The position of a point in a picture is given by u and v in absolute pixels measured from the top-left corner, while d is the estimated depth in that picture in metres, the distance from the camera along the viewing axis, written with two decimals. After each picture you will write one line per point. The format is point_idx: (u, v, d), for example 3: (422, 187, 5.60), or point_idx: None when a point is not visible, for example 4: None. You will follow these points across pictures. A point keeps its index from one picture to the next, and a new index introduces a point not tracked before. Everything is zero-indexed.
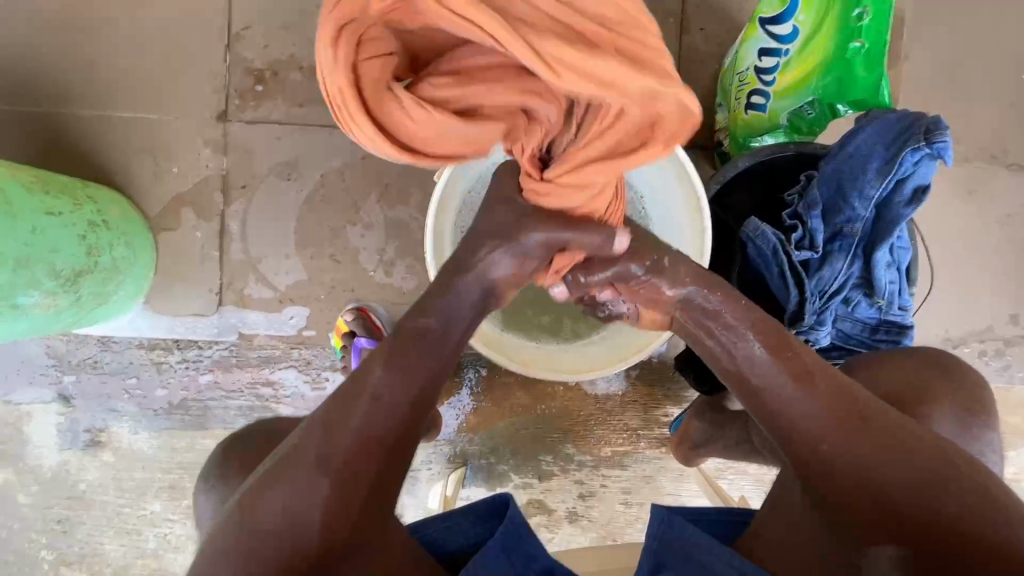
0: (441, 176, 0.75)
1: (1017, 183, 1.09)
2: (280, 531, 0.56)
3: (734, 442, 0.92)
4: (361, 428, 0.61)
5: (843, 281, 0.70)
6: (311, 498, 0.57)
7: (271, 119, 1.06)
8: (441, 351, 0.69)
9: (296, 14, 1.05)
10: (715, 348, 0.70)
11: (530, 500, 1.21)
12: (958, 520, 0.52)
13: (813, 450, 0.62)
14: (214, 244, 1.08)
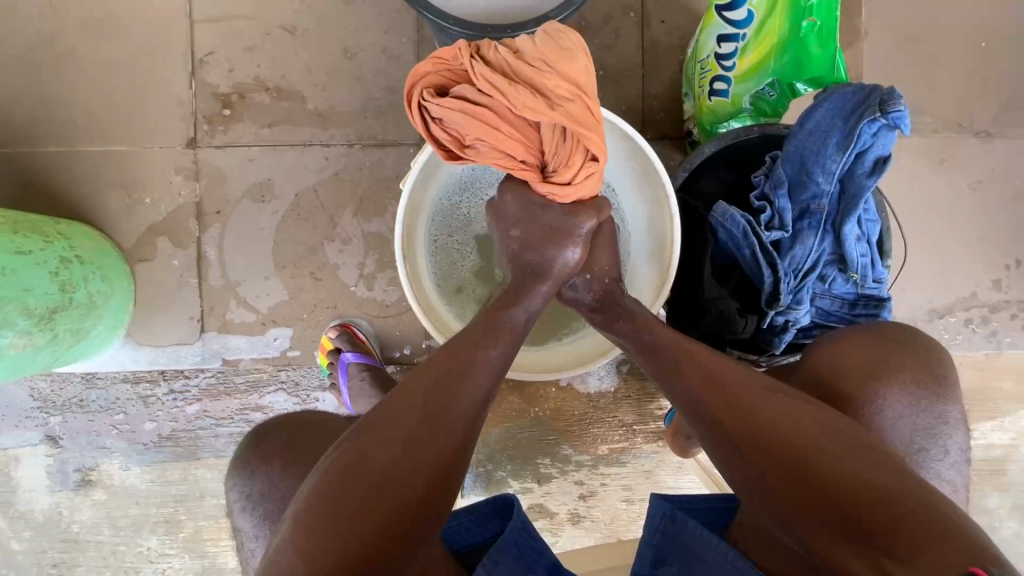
0: (402, 190, 0.73)
1: (986, 150, 1.10)
2: (361, 511, 0.57)
3: None
4: (454, 407, 0.64)
5: (818, 257, 0.70)
6: (407, 466, 0.60)
7: (242, 142, 1.06)
8: (518, 338, 0.72)
9: (258, 36, 1.05)
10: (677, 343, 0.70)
11: (531, 505, 1.20)
12: (883, 518, 0.52)
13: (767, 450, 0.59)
14: (192, 272, 1.07)
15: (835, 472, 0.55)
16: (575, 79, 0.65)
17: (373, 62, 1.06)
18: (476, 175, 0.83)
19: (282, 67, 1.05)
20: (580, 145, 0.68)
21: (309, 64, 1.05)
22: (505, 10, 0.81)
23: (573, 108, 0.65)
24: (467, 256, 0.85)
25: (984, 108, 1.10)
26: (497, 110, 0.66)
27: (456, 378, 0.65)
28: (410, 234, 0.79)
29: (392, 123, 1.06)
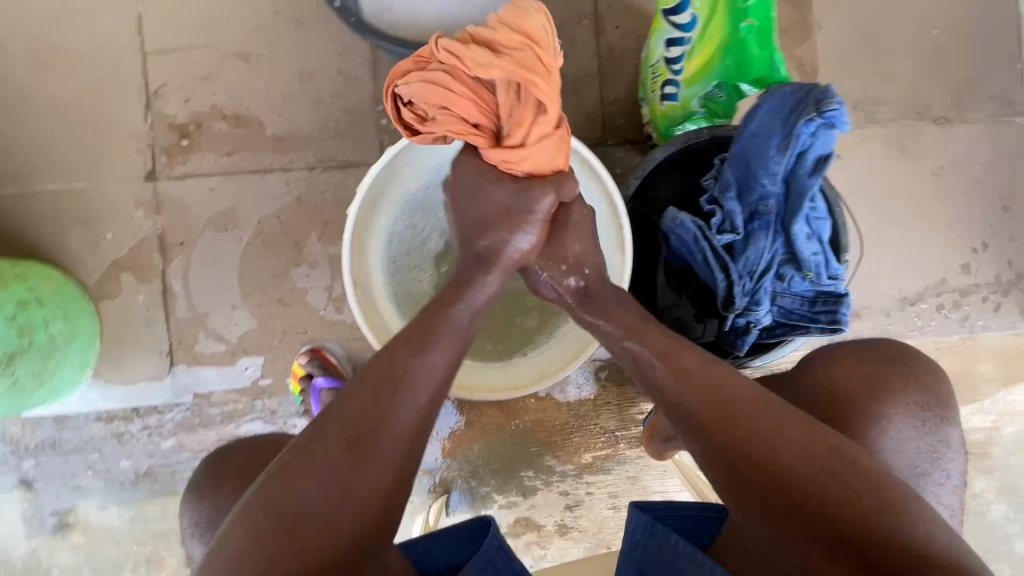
0: (348, 211, 0.72)
1: (947, 136, 1.11)
2: (308, 527, 0.56)
3: None
4: (391, 422, 0.61)
5: (771, 257, 0.70)
6: (349, 488, 0.57)
7: (201, 172, 1.05)
8: (463, 336, 0.70)
9: (211, 65, 1.05)
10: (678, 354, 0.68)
11: (517, 519, 1.18)
12: (875, 545, 0.52)
13: (765, 462, 0.58)
14: (158, 305, 1.06)
15: (835, 495, 0.54)
16: (531, 40, 0.66)
17: (330, 83, 1.05)
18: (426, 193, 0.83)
19: (238, 94, 1.05)
20: (533, 103, 0.68)
21: (265, 90, 1.05)
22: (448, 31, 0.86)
23: (527, 66, 0.65)
24: (423, 274, 0.85)
25: (941, 94, 1.10)
26: (452, 72, 0.67)
27: (394, 391, 0.62)
28: (360, 257, 0.77)
29: (352, 143, 1.06)
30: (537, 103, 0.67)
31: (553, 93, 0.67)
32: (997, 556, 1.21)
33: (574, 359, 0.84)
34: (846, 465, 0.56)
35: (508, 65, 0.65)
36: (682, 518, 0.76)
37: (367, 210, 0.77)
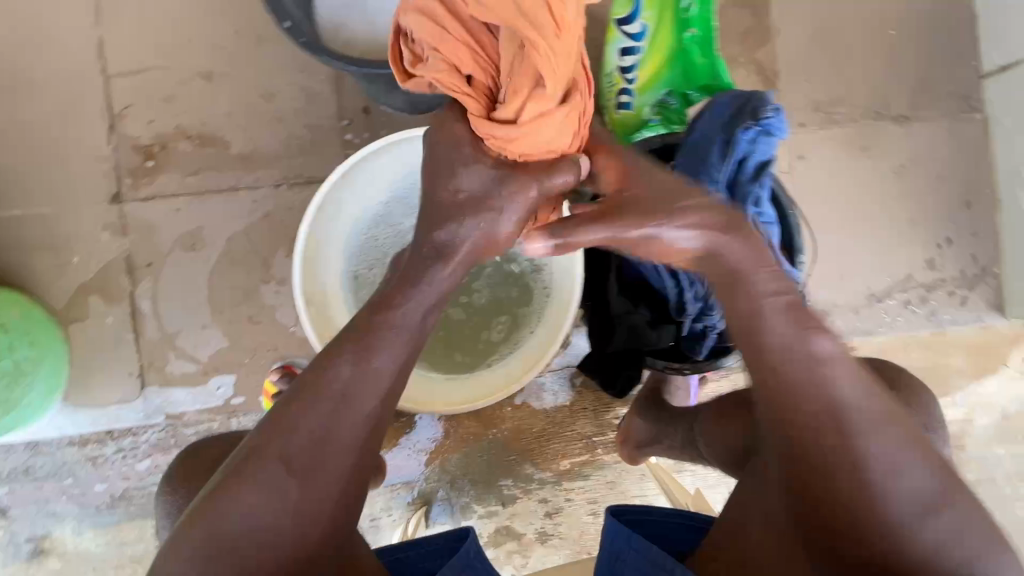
0: (297, 237, 0.73)
1: (907, 134, 1.12)
2: (259, 532, 0.58)
3: (678, 444, 0.96)
4: (332, 430, 0.62)
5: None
6: (295, 497, 0.60)
7: (167, 193, 1.05)
8: (413, 337, 0.68)
9: (174, 86, 1.05)
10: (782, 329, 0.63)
11: (497, 529, 1.18)
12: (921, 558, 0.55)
13: (851, 465, 0.57)
14: (127, 327, 1.05)
15: (827, 500, 0.58)
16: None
17: (293, 100, 1.06)
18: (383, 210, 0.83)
19: (203, 114, 1.05)
20: (540, 63, 0.57)
21: (229, 109, 1.05)
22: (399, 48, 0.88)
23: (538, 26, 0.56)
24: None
25: (899, 93, 1.12)
26: (453, 22, 0.59)
27: (340, 401, 0.63)
28: (314, 275, 0.78)
29: (318, 159, 1.06)
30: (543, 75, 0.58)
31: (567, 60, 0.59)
32: None
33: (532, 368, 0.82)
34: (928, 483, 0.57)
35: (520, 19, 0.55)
36: (662, 522, 0.77)
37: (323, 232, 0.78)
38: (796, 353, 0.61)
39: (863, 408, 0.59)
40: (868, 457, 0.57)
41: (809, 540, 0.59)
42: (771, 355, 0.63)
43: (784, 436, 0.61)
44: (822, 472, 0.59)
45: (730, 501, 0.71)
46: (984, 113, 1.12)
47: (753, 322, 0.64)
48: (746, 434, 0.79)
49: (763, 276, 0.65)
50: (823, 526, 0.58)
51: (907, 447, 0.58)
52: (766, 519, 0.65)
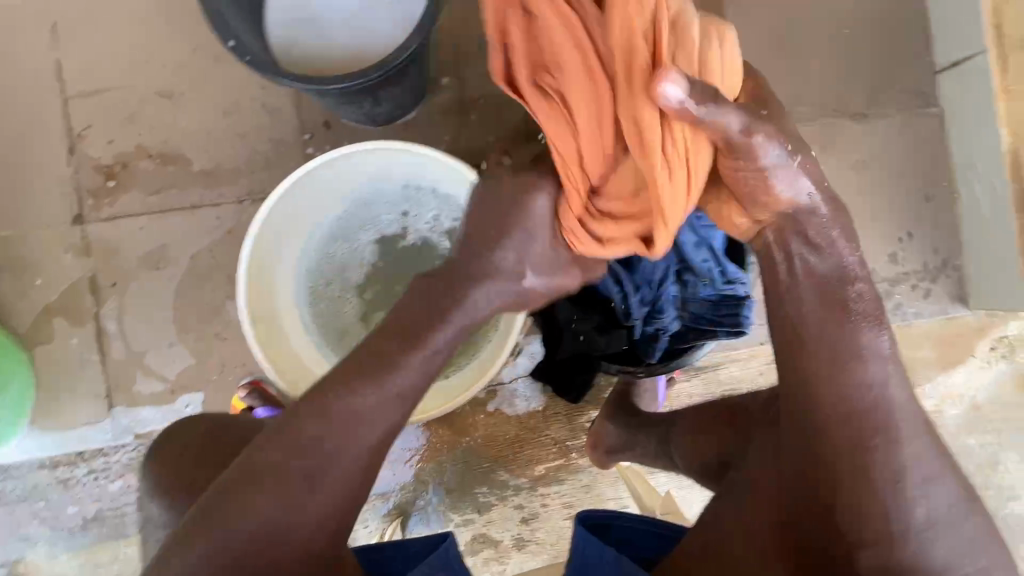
0: (238, 257, 0.73)
1: (865, 131, 1.14)
2: (267, 538, 0.61)
3: (651, 451, 0.92)
4: (347, 448, 0.65)
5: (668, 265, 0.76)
6: (296, 511, 0.62)
7: (130, 212, 1.05)
8: (429, 354, 0.69)
9: (134, 105, 1.05)
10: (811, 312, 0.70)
11: (474, 536, 1.19)
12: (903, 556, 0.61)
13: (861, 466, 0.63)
14: (93, 347, 1.05)
15: (824, 496, 0.63)
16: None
17: (253, 116, 1.06)
18: (332, 223, 0.84)
19: (163, 132, 1.05)
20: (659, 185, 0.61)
21: (189, 126, 1.05)
22: (350, 65, 0.88)
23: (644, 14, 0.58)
24: (346, 303, 0.86)
25: (856, 91, 1.13)
26: (579, 118, 0.62)
27: (351, 423, 0.66)
28: (260, 294, 0.78)
29: (280, 174, 1.06)
30: (654, 54, 0.58)
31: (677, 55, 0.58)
32: None
33: (483, 377, 0.82)
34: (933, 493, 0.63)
35: (624, 25, 0.58)
36: (633, 529, 0.73)
37: (270, 248, 0.78)
38: (827, 351, 0.67)
39: (888, 409, 0.65)
40: (879, 460, 0.63)
41: (795, 530, 0.64)
42: (806, 347, 0.69)
43: (806, 429, 0.66)
44: (834, 471, 0.63)
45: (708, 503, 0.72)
46: (940, 108, 1.14)
47: (804, 320, 0.70)
48: (725, 448, 0.78)
49: (812, 258, 0.70)
50: (813, 517, 0.63)
51: (921, 450, 0.64)
52: (744, 500, 0.68)
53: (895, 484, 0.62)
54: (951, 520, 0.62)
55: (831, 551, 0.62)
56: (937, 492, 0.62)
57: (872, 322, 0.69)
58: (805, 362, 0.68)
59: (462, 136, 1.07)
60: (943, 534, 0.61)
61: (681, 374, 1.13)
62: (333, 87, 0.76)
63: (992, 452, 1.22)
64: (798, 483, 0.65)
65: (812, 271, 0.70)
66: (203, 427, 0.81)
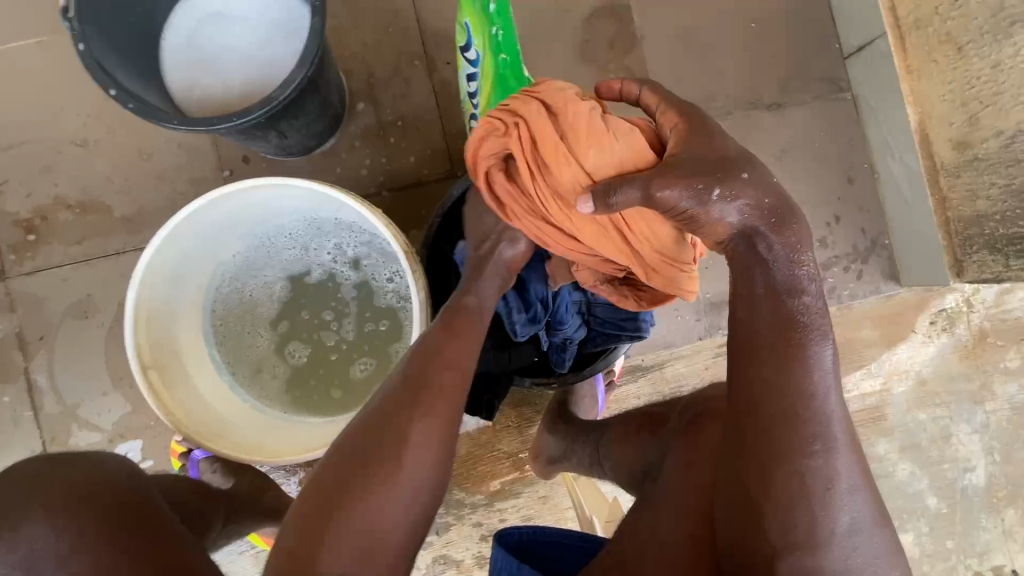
0: (124, 298, 0.75)
1: (783, 120, 1.15)
2: (362, 538, 0.57)
3: (585, 462, 0.91)
4: (405, 435, 0.62)
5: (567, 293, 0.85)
6: (380, 515, 0.59)
7: (53, 264, 1.04)
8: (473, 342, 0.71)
9: (49, 157, 1.05)
10: (768, 303, 0.59)
11: (435, 558, 1.17)
12: (832, 556, 0.54)
13: (793, 463, 0.55)
14: (25, 404, 1.03)
15: (754, 499, 0.56)
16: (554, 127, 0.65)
17: (170, 157, 1.05)
18: (237, 257, 0.89)
19: (81, 181, 1.05)
20: (650, 275, 0.68)
21: (106, 173, 1.05)
22: (247, 102, 0.88)
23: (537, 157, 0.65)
24: (259, 338, 0.91)
25: (769, 82, 1.15)
26: (564, 250, 0.71)
27: (418, 400, 0.64)
28: (160, 336, 0.80)
29: None
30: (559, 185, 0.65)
31: (577, 177, 0.63)
32: (913, 513, 1.23)
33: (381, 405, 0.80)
34: (861, 488, 0.56)
35: (548, 185, 0.65)
36: (550, 543, 0.74)
37: (172, 290, 0.81)
38: (772, 357, 0.58)
39: (830, 416, 0.56)
40: (816, 468, 0.55)
41: (721, 536, 0.59)
42: (755, 355, 0.58)
43: (739, 432, 0.58)
44: (765, 465, 0.56)
45: (640, 523, 0.67)
46: (853, 91, 1.16)
47: (756, 330, 0.59)
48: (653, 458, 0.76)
49: (760, 270, 0.59)
50: (745, 522, 0.56)
51: (853, 460, 0.57)
52: (672, 507, 0.65)
53: (827, 492, 0.55)
54: (870, 532, 0.55)
55: (752, 557, 0.56)
56: (861, 500, 0.56)
57: (821, 324, 0.58)
58: (755, 369, 0.58)
59: (384, 159, 1.07)
60: (864, 546, 0.55)
61: (627, 377, 1.13)
62: (219, 128, 0.76)
63: (945, 425, 1.22)
64: (728, 487, 0.58)
65: (758, 282, 0.60)
66: (38, 467, 0.63)
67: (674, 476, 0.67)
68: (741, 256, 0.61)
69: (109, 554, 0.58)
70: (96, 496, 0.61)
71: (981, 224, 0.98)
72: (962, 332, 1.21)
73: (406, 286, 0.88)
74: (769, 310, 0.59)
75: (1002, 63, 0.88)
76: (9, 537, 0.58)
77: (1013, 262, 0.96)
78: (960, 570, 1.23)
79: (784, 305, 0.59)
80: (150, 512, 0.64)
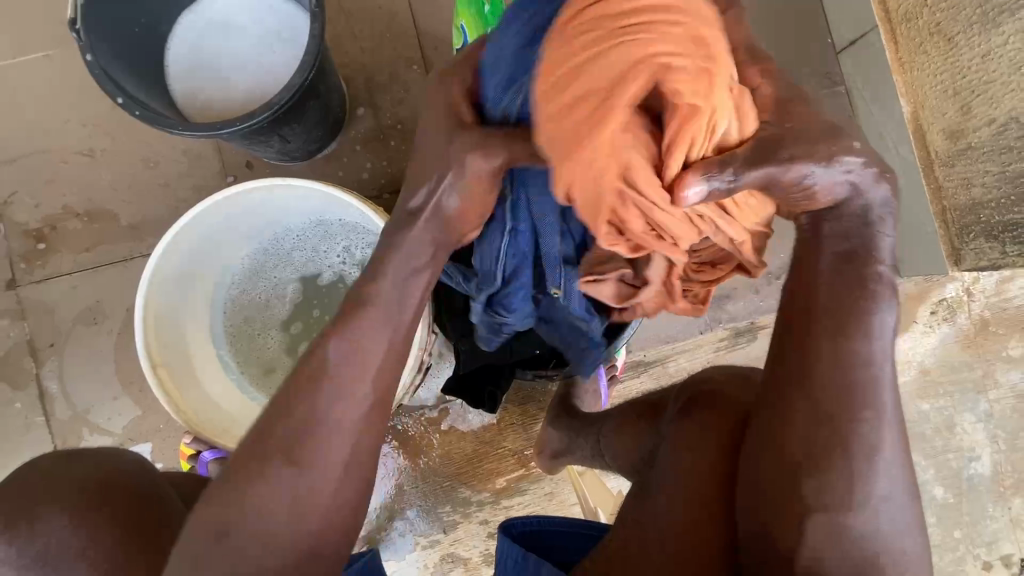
0: (134, 301, 0.77)
1: None
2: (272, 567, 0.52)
3: (590, 454, 0.92)
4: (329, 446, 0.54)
5: (526, 295, 0.73)
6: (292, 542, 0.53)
7: (63, 271, 1.06)
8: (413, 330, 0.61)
9: (58, 168, 1.07)
10: (828, 266, 0.55)
11: (443, 556, 1.18)
12: (864, 526, 0.56)
13: (839, 428, 0.55)
14: (37, 410, 1.05)
15: (790, 462, 0.57)
16: (714, 41, 0.40)
17: (175, 165, 1.07)
18: (246, 261, 0.91)
19: (89, 190, 1.07)
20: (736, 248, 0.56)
21: (113, 182, 1.07)
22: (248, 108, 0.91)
23: (682, 78, 0.40)
24: (271, 338, 0.92)
25: None
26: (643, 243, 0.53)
27: (296, 455, 0.54)
28: (168, 338, 0.82)
29: None
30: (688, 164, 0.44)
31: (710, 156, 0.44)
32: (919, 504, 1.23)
33: None
34: (897, 459, 0.56)
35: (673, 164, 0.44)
36: (558, 534, 0.76)
37: (180, 292, 0.83)
38: (831, 324, 0.55)
39: (883, 384, 0.55)
40: (860, 434, 0.55)
41: (746, 505, 0.60)
42: (814, 320, 0.56)
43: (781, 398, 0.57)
44: (809, 435, 0.56)
45: (640, 508, 0.70)
46: (846, 85, 1.17)
47: (835, 291, 0.55)
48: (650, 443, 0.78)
49: (834, 236, 0.54)
50: (766, 490, 0.58)
51: (898, 432, 0.56)
52: (679, 489, 0.67)
53: (869, 459, 0.55)
54: (900, 499, 0.56)
55: (783, 521, 0.57)
56: (900, 474, 0.56)
57: (889, 293, 0.55)
58: (810, 338, 0.56)
59: (384, 162, 1.09)
60: (896, 516, 0.56)
61: (630, 372, 1.13)
62: (224, 132, 0.78)
63: (948, 415, 1.23)
64: (755, 454, 0.59)
65: (825, 248, 0.55)
66: (44, 463, 0.69)
67: (675, 459, 0.69)
68: (818, 229, 0.54)
69: (121, 551, 0.66)
70: (108, 495, 0.68)
71: (976, 212, 1.00)
72: (963, 321, 1.21)
73: None
74: (837, 279, 0.55)
75: (991, 52, 0.88)
76: (28, 527, 0.66)
77: (1010, 249, 0.99)
78: (968, 560, 1.23)
79: (862, 272, 0.54)
80: (154, 508, 0.69)
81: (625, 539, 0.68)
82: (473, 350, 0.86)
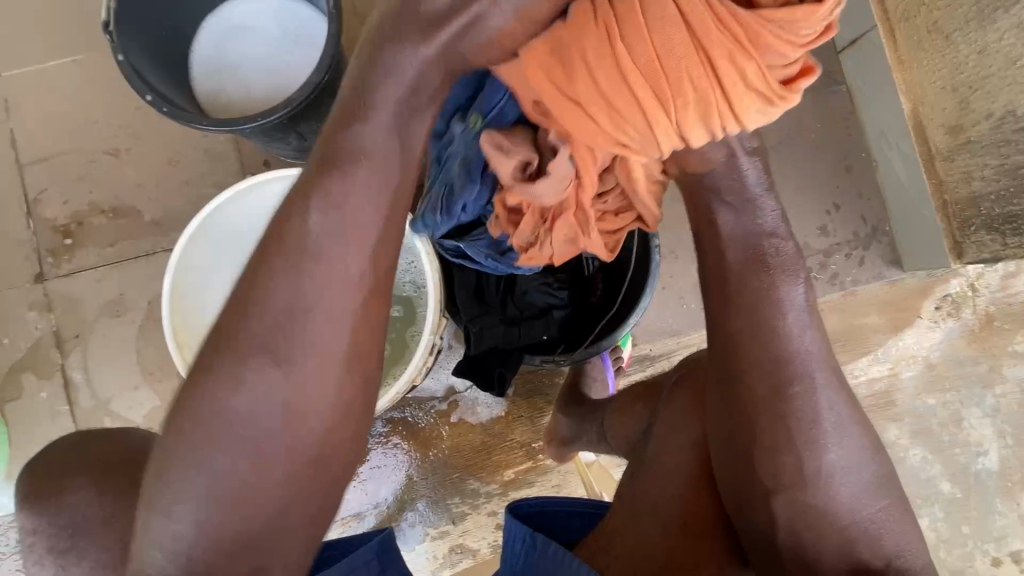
0: (161, 287, 0.81)
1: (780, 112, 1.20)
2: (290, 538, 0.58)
3: (592, 437, 0.94)
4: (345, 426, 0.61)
5: (455, 105, 0.75)
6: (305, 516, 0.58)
7: (88, 265, 1.11)
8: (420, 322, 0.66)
9: (87, 165, 1.11)
10: (732, 227, 0.68)
11: (452, 547, 1.20)
12: (824, 494, 0.63)
13: (783, 392, 0.64)
14: (61, 399, 1.09)
15: (744, 440, 0.65)
16: (696, 133, 0.57)
17: (195, 164, 1.12)
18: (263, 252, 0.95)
19: (114, 187, 1.11)
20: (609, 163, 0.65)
21: (137, 179, 1.11)
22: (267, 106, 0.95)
23: (667, 113, 0.56)
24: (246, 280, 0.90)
25: None
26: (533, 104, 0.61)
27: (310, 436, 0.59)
28: (189, 324, 0.86)
29: None
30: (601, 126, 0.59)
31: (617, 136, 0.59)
32: (927, 499, 1.23)
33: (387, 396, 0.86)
34: (838, 426, 0.64)
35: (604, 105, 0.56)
36: (557, 514, 0.78)
37: (200, 281, 0.88)
38: (745, 303, 0.66)
39: (808, 356, 0.65)
40: (799, 407, 0.64)
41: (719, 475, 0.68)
42: (730, 301, 0.67)
43: (730, 385, 0.66)
44: (748, 410, 0.65)
45: (633, 486, 0.74)
46: (847, 84, 1.20)
47: (743, 282, 0.67)
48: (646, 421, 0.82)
49: (727, 216, 0.68)
50: (729, 467, 0.66)
51: (835, 400, 0.65)
52: (669, 467, 0.72)
53: (811, 430, 0.63)
54: (853, 466, 0.64)
55: (750, 491, 0.65)
56: (848, 441, 0.64)
57: (791, 271, 0.67)
58: (729, 316, 0.67)
59: None
60: (854, 480, 0.64)
61: (636, 365, 1.15)
62: (244, 128, 0.82)
63: (954, 410, 1.23)
64: (723, 435, 0.67)
65: (724, 228, 0.68)
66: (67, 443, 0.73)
67: (667, 435, 0.74)
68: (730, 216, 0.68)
69: None
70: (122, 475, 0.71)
71: (977, 206, 1.01)
72: (969, 316, 1.21)
73: (420, 276, 0.93)
74: (734, 247, 0.68)
75: (988, 48, 0.90)
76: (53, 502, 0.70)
77: (1011, 240, 0.99)
78: (977, 556, 1.23)
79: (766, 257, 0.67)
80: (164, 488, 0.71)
81: (621, 513, 0.72)
82: (480, 333, 0.90)
